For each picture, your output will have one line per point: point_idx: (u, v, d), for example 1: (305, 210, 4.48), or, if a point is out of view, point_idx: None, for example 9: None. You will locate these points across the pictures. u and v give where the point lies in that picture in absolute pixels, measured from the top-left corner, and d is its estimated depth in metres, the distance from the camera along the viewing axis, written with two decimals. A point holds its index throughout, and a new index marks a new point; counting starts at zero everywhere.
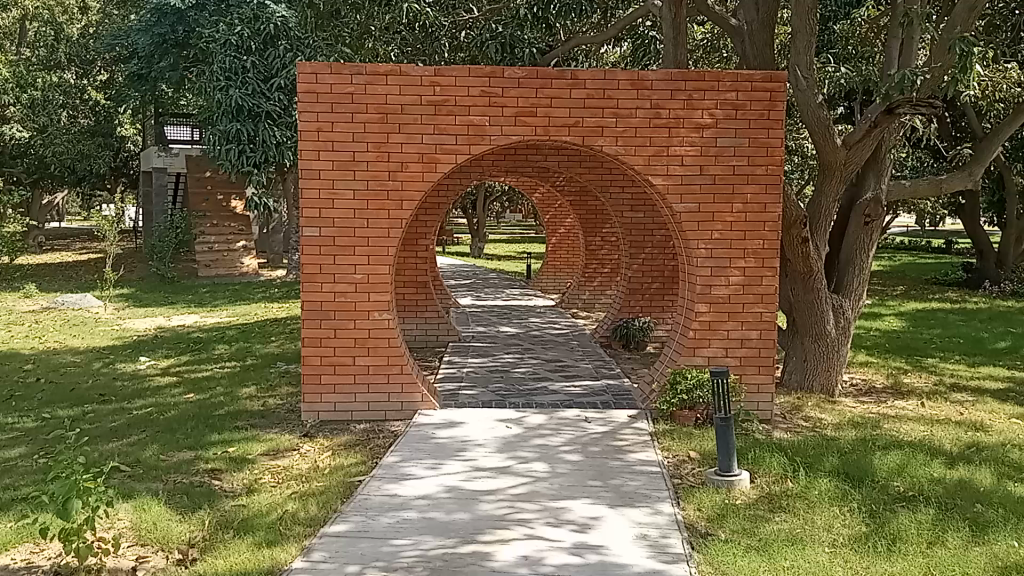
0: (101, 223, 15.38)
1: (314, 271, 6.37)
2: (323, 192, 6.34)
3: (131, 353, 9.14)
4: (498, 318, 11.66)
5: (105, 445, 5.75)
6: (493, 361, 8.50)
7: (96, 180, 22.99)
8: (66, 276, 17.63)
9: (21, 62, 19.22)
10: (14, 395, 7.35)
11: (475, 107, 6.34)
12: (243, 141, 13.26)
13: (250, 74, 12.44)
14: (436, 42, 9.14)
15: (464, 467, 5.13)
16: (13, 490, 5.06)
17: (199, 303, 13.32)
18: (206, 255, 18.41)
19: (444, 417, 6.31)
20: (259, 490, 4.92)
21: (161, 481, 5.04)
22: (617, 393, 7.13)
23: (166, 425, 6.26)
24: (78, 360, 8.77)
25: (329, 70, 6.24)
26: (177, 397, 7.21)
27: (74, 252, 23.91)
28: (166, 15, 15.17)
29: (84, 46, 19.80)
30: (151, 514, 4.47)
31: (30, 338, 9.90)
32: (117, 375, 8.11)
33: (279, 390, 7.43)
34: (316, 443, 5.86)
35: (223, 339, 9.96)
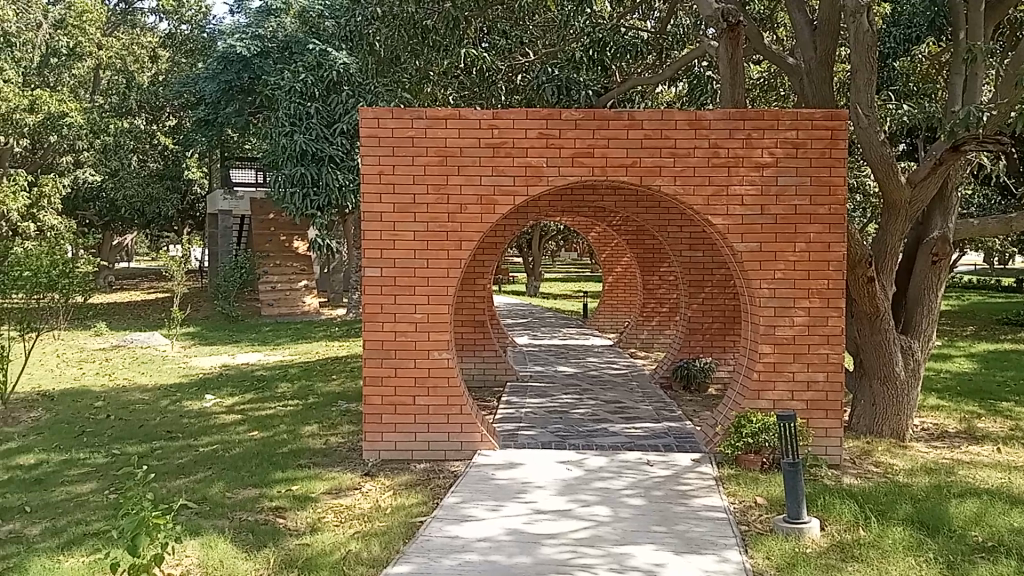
0: (169, 263, 15.81)
1: (376, 311, 6.46)
2: (385, 234, 6.46)
3: (198, 390, 9.33)
4: (557, 357, 11.63)
5: (173, 482, 5.86)
6: (553, 401, 8.46)
7: (165, 222, 23.80)
8: (137, 315, 18.15)
9: (94, 109, 19.64)
10: (86, 431, 7.56)
11: (533, 148, 6.40)
12: (307, 185, 13.34)
13: (313, 119, 13.12)
14: (493, 86, 9.32)
15: (525, 510, 5.09)
16: (84, 526, 5.18)
17: (263, 342, 13.58)
18: (268, 294, 18.50)
19: (504, 458, 6.27)
20: (323, 528, 4.95)
21: (227, 518, 5.10)
22: (680, 436, 7.02)
23: (232, 463, 6.36)
24: (146, 397, 8.98)
25: (390, 114, 6.40)
26: (242, 434, 7.33)
27: (143, 292, 24.69)
28: (233, 61, 15.65)
29: (153, 93, 20.39)
30: (218, 551, 4.54)
31: (101, 375, 10.21)
32: (184, 412, 8.27)
33: (340, 428, 7.50)
34: (377, 482, 5.89)
35: (285, 377, 10.11)
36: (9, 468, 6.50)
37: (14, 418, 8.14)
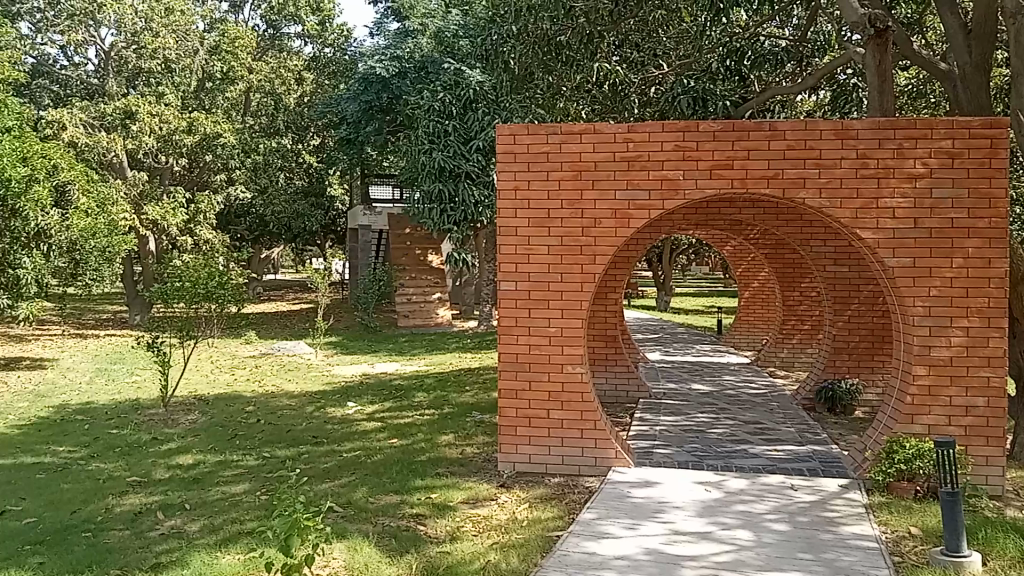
0: (313, 276, 16.58)
1: (510, 324, 6.56)
2: (520, 248, 6.55)
3: (340, 397, 9.73)
4: (690, 374, 11.41)
5: (320, 485, 6.13)
6: (688, 420, 8.30)
7: (308, 237, 25.01)
8: (283, 324, 19.13)
9: (247, 129, 20.79)
10: (239, 434, 8.02)
11: (669, 162, 6.32)
12: (444, 201, 13.80)
13: (451, 137, 13.44)
14: (625, 99, 9.23)
15: (664, 530, 5.01)
16: (240, 524, 5.49)
17: (399, 352, 14.00)
18: (404, 306, 19.18)
19: (640, 476, 6.20)
20: (462, 537, 5.04)
21: (370, 523, 5.28)
22: (825, 460, 6.73)
23: (374, 469, 6.58)
24: (293, 403, 9.44)
25: (526, 130, 6.53)
26: (382, 441, 7.58)
27: (288, 303, 26.02)
28: (373, 83, 16.30)
29: (299, 114, 21.61)
30: (363, 555, 4.70)
31: (251, 381, 10.82)
32: (328, 418, 8.65)
33: (476, 439, 7.63)
34: (513, 494, 5.95)
35: (421, 387, 10.38)
36: (172, 467, 6.98)
37: (175, 419, 8.74)
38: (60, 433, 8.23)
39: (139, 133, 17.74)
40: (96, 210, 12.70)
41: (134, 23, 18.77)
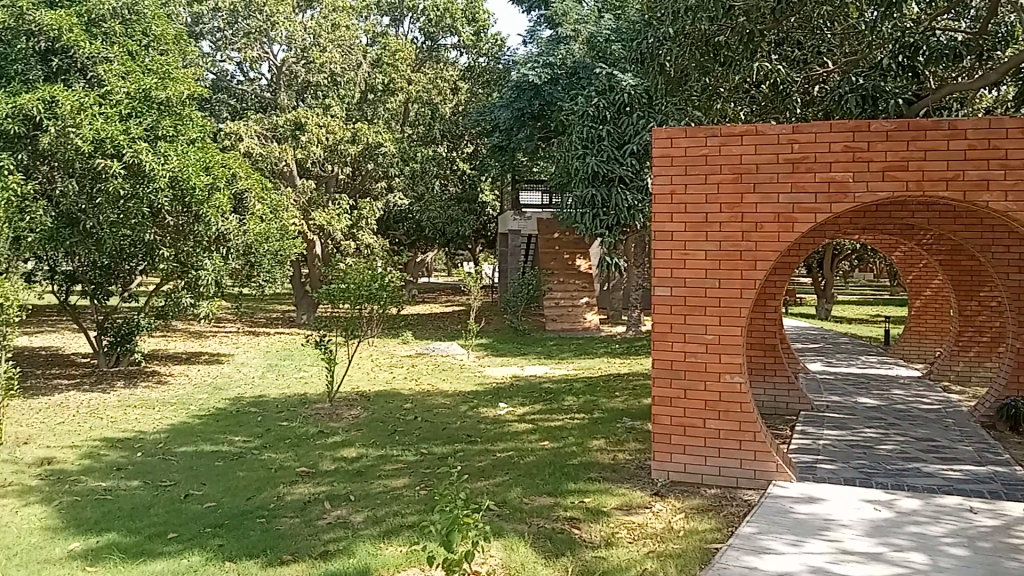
0: (466, 279, 16.99)
1: (666, 330, 6.47)
2: (676, 253, 6.46)
3: (492, 398, 9.92)
4: (854, 387, 10.84)
5: (476, 484, 6.27)
6: (853, 434, 7.90)
7: (461, 241, 25.68)
8: (437, 326, 19.71)
9: (406, 138, 21.64)
10: (397, 430, 8.33)
11: (837, 163, 6.03)
12: (597, 206, 13.79)
13: (605, 141, 13.41)
14: (788, 98, 8.94)
15: (829, 548, 4.78)
16: (401, 517, 5.70)
17: (549, 356, 14.11)
18: (552, 310, 19.32)
19: (802, 491, 5.94)
20: (617, 544, 5.02)
21: (525, 524, 5.35)
22: (1009, 483, 6.22)
23: (527, 470, 6.67)
24: (447, 402, 9.70)
25: (684, 134, 6.43)
26: (535, 443, 7.67)
27: (440, 305, 26.82)
28: (526, 90, 16.52)
29: (455, 123, 22.25)
30: (519, 555, 4.77)
31: (408, 380, 11.23)
32: (481, 418, 8.83)
33: (628, 445, 7.57)
34: (668, 503, 5.86)
35: (572, 391, 10.41)
36: (336, 459, 7.34)
37: (338, 413, 9.19)
38: (237, 423, 8.83)
39: (307, 143, 18.85)
40: (270, 215, 13.57)
41: (303, 38, 19.99)
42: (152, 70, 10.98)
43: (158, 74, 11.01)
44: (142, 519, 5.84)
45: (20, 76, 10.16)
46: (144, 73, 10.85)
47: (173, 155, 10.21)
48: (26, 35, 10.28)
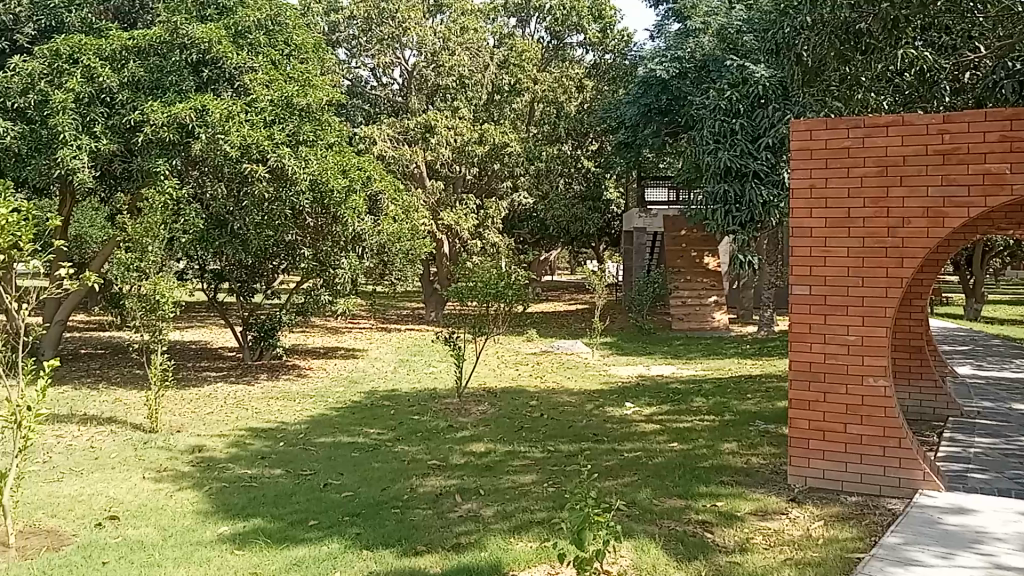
0: (591, 277, 16.93)
1: (804, 330, 6.23)
2: (816, 250, 6.21)
3: (619, 397, 9.84)
4: (1010, 393, 10.11)
5: (605, 483, 6.23)
6: (1010, 443, 7.37)
7: (585, 239, 25.66)
8: (561, 324, 19.76)
9: (531, 138, 21.84)
10: (524, 427, 8.40)
11: (994, 154, 5.60)
12: (730, 202, 13.39)
13: (738, 135, 13.12)
14: (936, 86, 8.34)
15: (985, 563, 4.47)
16: (531, 513, 5.74)
17: (676, 355, 13.88)
18: (680, 309, 18.85)
19: (953, 502, 5.59)
20: (752, 549, 4.87)
21: (655, 525, 5.28)
22: None
23: (656, 471, 6.57)
24: (573, 400, 9.70)
25: (825, 126, 6.18)
26: (663, 444, 7.55)
27: (564, 303, 26.89)
28: (653, 85, 16.39)
29: (581, 120, 22.26)
30: (651, 557, 4.71)
31: (534, 377, 11.31)
32: (607, 417, 8.78)
33: (761, 448, 7.34)
34: (805, 510, 5.64)
35: (700, 391, 10.20)
36: (465, 453, 7.48)
37: (466, 409, 9.36)
38: (370, 416, 9.14)
39: (437, 145, 19.33)
40: (403, 215, 14.10)
41: (433, 42, 20.45)
42: (294, 78, 11.58)
43: (299, 81, 11.58)
44: (285, 506, 6.13)
45: (174, 88, 10.57)
46: (288, 81, 11.44)
47: (313, 159, 10.69)
48: (180, 47, 10.74)
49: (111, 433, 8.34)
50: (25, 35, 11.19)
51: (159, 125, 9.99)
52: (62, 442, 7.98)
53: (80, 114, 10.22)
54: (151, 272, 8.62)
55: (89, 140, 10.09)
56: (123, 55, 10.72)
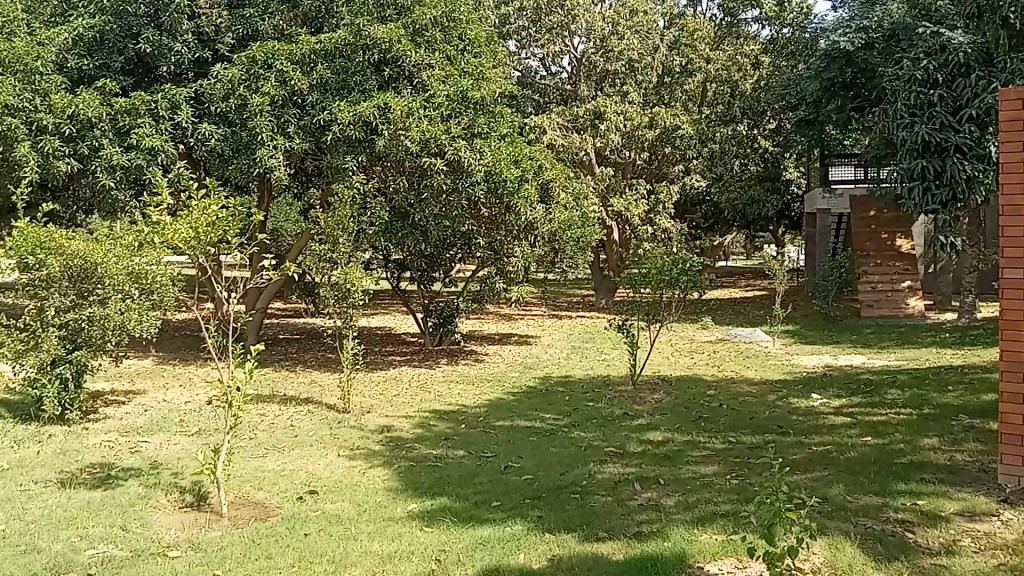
0: (770, 261, 16.29)
1: (1016, 318, 5.59)
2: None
3: (803, 388, 9.42)
4: None
5: (792, 477, 5.99)
6: None
7: (763, 223, 24.76)
8: (738, 311, 19.16)
9: (704, 119, 21.29)
10: (703, 417, 8.21)
11: None
12: (928, 178, 12.15)
13: (937, 107, 12.17)
14: None
15: None
16: (714, 505, 5.61)
17: (866, 344, 13.10)
18: (867, 296, 17.74)
19: None
20: (961, 553, 4.52)
21: (849, 523, 5.00)
22: None
23: (848, 466, 6.23)
24: (755, 391, 9.38)
25: None
26: (855, 438, 7.15)
27: (740, 289, 26.08)
28: (836, 58, 15.44)
29: (757, 99, 21.47)
30: (846, 555, 4.48)
31: (712, 366, 11.04)
32: (791, 409, 8.43)
33: (967, 445, 6.78)
34: (1020, 512, 5.16)
35: (894, 383, 9.57)
36: (643, 441, 7.41)
37: (642, 397, 9.28)
38: (547, 402, 9.26)
39: (607, 131, 19.26)
40: (576, 203, 14.23)
41: (603, 28, 20.39)
42: (468, 72, 11.94)
43: (472, 75, 11.93)
44: (469, 487, 6.33)
45: (359, 87, 11.15)
46: (462, 75, 11.79)
47: (488, 150, 10.93)
48: (362, 48, 11.23)
49: (308, 413, 8.94)
50: (224, 44, 12.01)
51: (345, 123, 10.51)
52: (267, 420, 8.64)
53: (276, 116, 11.00)
54: (342, 262, 9.14)
55: (284, 140, 10.87)
56: (311, 58, 11.28)
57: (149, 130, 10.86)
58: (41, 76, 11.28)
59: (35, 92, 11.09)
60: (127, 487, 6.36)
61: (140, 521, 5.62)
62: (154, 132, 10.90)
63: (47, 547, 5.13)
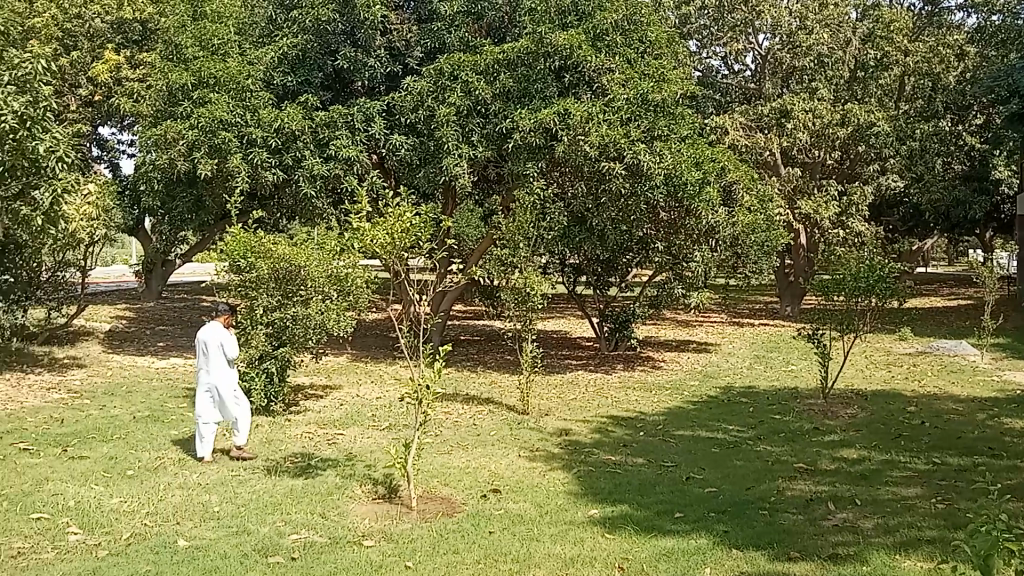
0: (977, 267, 15.00)
1: None
2: None
3: (1018, 408, 8.60)
4: None
5: (1009, 506, 5.48)
6: None
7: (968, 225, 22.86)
8: (938, 321, 17.79)
9: (901, 115, 19.95)
10: (902, 435, 7.68)
11: None
12: None
13: None
14: None
15: None
16: (916, 530, 5.24)
17: None
18: None
19: None
20: None
21: None
22: None
23: None
24: (961, 409, 8.67)
25: None
26: None
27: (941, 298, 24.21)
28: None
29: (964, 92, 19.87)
30: None
31: (910, 381, 10.31)
32: (1004, 430, 7.71)
33: None
34: None
35: None
36: (835, 459, 7.04)
37: (833, 411, 8.81)
38: (729, 412, 9.00)
39: (793, 130, 18.46)
40: (760, 207, 13.74)
41: (789, 23, 19.60)
42: (649, 74, 11.83)
43: (653, 77, 11.80)
44: (651, 495, 6.26)
45: (540, 94, 11.24)
46: (643, 78, 11.70)
47: (668, 153, 10.79)
48: (544, 56, 11.31)
49: (490, 413, 9.19)
50: (415, 57, 12.63)
51: (527, 130, 10.72)
52: (451, 418, 8.95)
53: (461, 125, 11.40)
54: (524, 267, 9.33)
55: (469, 148, 11.30)
56: (495, 67, 11.52)
57: (345, 141, 11.61)
58: (251, 93, 11.94)
59: (245, 108, 11.77)
60: (325, 476, 6.80)
61: (336, 510, 5.99)
62: (350, 143, 11.64)
63: (257, 529, 5.58)
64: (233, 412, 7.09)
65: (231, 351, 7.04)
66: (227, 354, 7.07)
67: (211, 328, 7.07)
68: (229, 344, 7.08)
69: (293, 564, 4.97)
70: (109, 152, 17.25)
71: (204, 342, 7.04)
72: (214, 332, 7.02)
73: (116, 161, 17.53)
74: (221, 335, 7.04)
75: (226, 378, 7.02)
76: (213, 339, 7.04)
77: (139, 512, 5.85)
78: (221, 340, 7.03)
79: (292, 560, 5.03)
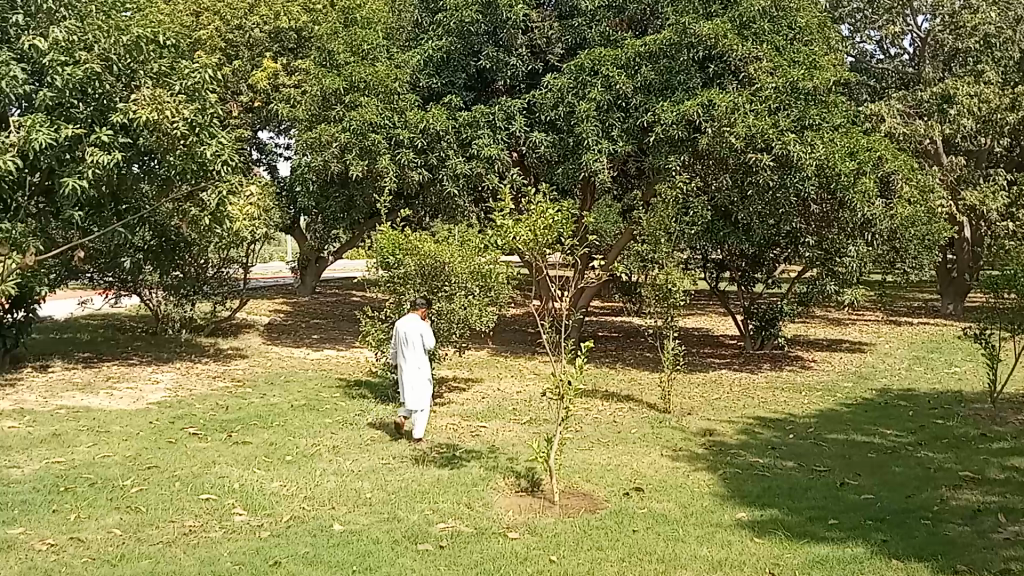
0: None
1: None
2: None
3: None
4: None
5: None
6: None
7: None
8: None
9: None
10: None
11: None
12: None
13: None
14: None
15: None
16: None
17: None
18: None
19: None
20: None
21: None
22: None
23: None
24: None
25: None
26: None
27: None
28: None
29: None
30: None
31: None
32: None
33: None
34: None
35: None
36: (1007, 468, 6.54)
37: (1005, 417, 8.18)
38: (886, 416, 8.53)
39: (957, 116, 17.25)
40: (920, 198, 12.95)
41: (952, 2, 18.35)
42: (798, 62, 11.35)
43: (803, 64, 11.33)
44: (801, 500, 6.03)
45: (683, 87, 11.04)
46: (791, 65, 11.24)
47: (819, 142, 10.33)
48: (688, 47, 11.02)
49: (630, 410, 9.09)
50: (555, 54, 12.54)
51: (669, 123, 10.55)
52: (591, 415, 8.93)
53: (602, 120, 11.29)
54: (665, 263, 9.14)
55: (608, 143, 11.17)
56: (636, 61, 11.31)
57: (487, 140, 11.70)
58: (399, 96, 12.40)
59: (393, 111, 12.23)
60: (469, 467, 6.93)
61: (482, 501, 6.10)
62: (492, 142, 11.72)
63: (406, 516, 5.76)
64: (419, 401, 7.54)
65: (428, 342, 7.57)
66: (423, 344, 7.61)
67: (412, 318, 7.70)
68: (427, 338, 7.67)
69: (441, 552, 5.11)
70: (267, 155, 18.29)
71: (409, 333, 7.60)
72: (419, 324, 7.63)
73: (274, 163, 18.54)
74: (420, 326, 7.65)
75: (421, 367, 7.52)
76: (413, 328, 7.64)
77: (297, 496, 6.17)
78: (423, 332, 7.64)
79: (440, 548, 5.16)
